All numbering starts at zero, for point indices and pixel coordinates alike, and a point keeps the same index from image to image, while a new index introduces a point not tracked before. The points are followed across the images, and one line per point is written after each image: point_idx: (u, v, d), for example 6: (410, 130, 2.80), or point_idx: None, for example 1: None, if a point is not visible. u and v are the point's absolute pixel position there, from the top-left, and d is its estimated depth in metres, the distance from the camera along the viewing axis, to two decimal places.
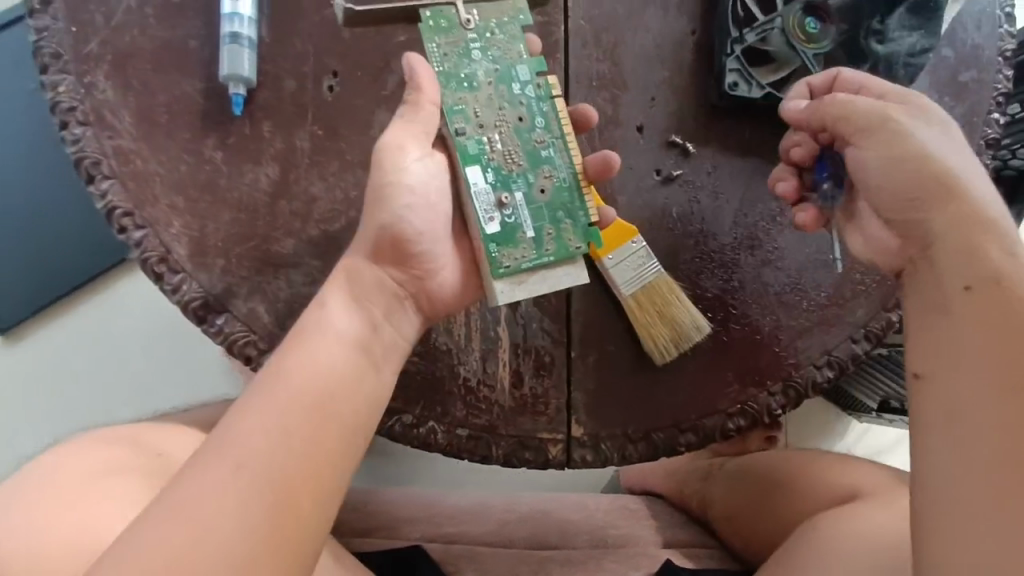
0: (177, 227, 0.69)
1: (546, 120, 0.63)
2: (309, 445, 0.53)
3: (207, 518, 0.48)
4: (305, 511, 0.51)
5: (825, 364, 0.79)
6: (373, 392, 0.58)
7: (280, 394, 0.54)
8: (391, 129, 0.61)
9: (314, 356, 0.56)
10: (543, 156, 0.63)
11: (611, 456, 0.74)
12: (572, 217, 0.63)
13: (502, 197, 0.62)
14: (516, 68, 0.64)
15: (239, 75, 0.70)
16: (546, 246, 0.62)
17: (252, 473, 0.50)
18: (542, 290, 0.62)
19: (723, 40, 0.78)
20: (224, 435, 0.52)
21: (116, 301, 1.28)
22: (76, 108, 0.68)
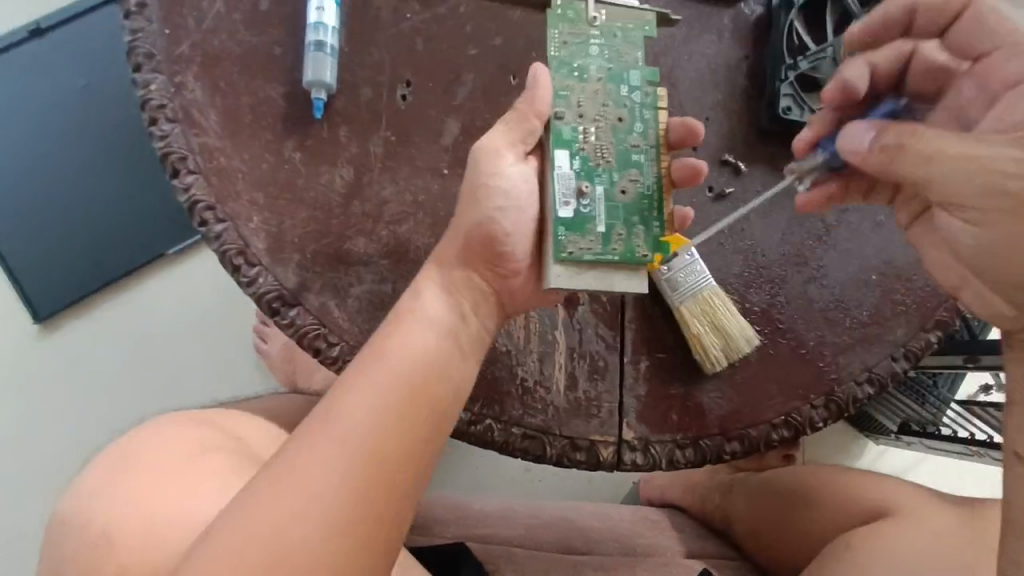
0: (256, 222, 0.72)
1: (645, 127, 0.67)
2: (406, 427, 0.57)
3: (316, 487, 0.52)
4: (401, 483, 0.56)
5: (866, 380, 0.81)
6: (460, 381, 0.62)
7: (381, 375, 0.58)
8: (495, 130, 0.65)
9: (412, 343, 0.60)
10: (634, 159, 0.67)
11: (660, 461, 0.76)
12: (646, 224, 0.66)
13: (582, 186, 0.65)
14: (630, 71, 0.68)
15: (322, 81, 0.73)
16: (613, 244, 0.65)
17: (357, 447, 0.54)
18: (596, 285, 0.65)
19: (777, 66, 0.82)
20: (329, 411, 0.56)
21: (154, 295, 1.29)
22: (166, 105, 0.72)
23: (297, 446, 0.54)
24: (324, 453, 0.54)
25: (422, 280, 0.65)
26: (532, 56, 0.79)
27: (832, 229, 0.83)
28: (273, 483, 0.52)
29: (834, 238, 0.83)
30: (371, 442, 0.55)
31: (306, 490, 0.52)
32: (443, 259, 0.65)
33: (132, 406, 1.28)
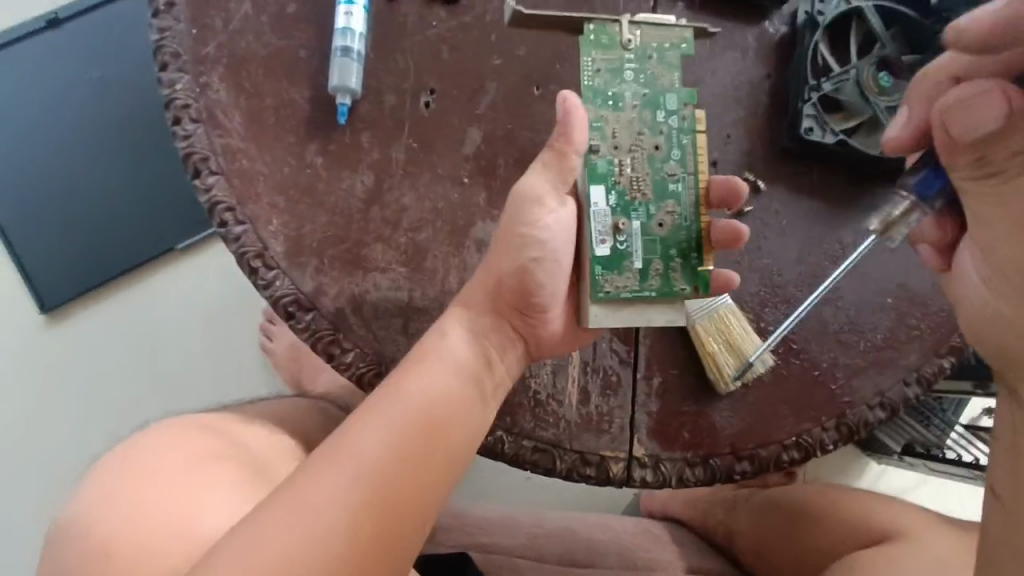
0: (275, 225, 0.72)
1: (682, 154, 0.67)
2: (419, 468, 0.58)
3: (323, 522, 0.53)
4: (405, 523, 0.56)
5: (878, 404, 0.81)
6: (476, 425, 0.64)
7: (400, 412, 0.59)
8: (533, 173, 0.65)
9: (435, 383, 0.62)
10: (671, 190, 0.67)
11: (670, 478, 0.76)
12: (685, 259, 0.67)
13: (619, 222, 0.66)
14: (665, 96, 0.67)
15: (347, 86, 0.73)
16: (649, 281, 0.67)
17: (369, 483, 0.55)
18: (636, 321, 0.67)
19: (800, 86, 0.81)
20: (345, 442, 0.57)
21: (162, 293, 1.30)
22: (190, 105, 0.72)
23: (309, 473, 0.55)
24: (336, 486, 0.54)
25: (447, 318, 0.67)
26: (556, 68, 0.79)
27: (850, 250, 0.83)
28: (281, 512, 0.53)
29: (852, 259, 0.82)
30: (383, 481, 0.56)
31: (313, 523, 0.53)
32: (468, 299, 0.67)
33: (137, 403, 1.29)
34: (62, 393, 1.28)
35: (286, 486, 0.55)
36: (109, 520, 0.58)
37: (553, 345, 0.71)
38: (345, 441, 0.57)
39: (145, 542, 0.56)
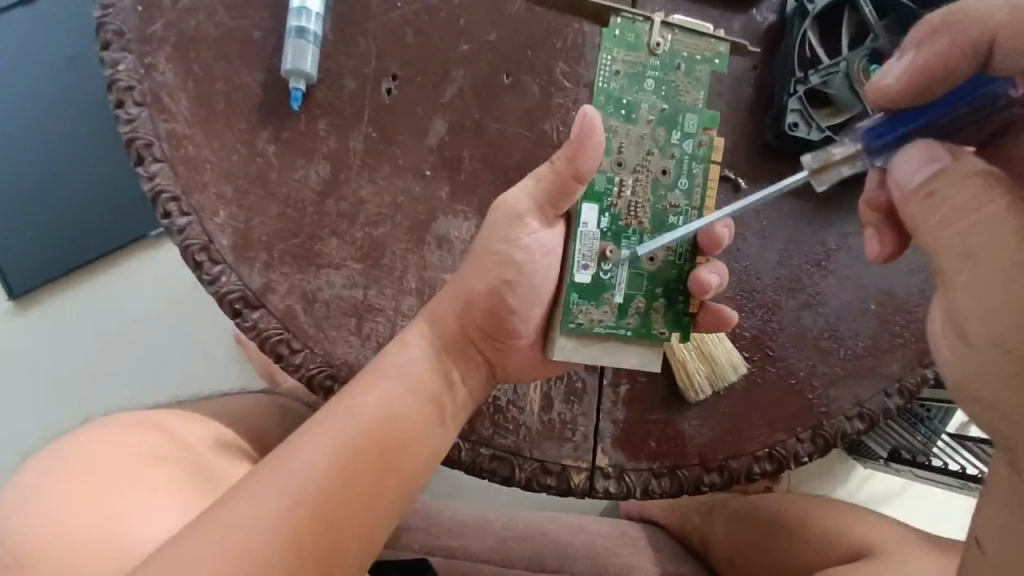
0: (222, 217, 0.68)
1: (689, 184, 0.64)
2: (363, 495, 0.54)
3: (251, 551, 0.48)
4: (344, 552, 0.52)
5: (856, 416, 0.77)
6: (432, 447, 0.60)
7: (352, 430, 0.55)
8: (522, 189, 0.61)
9: (391, 401, 0.58)
10: (670, 222, 0.64)
11: (635, 489, 0.73)
12: (671, 300, 0.64)
13: (606, 249, 0.63)
14: (686, 115, 0.63)
15: (302, 71, 0.69)
16: (628, 318, 0.63)
17: (305, 508, 0.51)
18: (604, 358, 0.64)
19: (786, 78, 0.77)
20: (289, 460, 0.53)
21: (135, 275, 1.21)
22: (133, 87, 0.68)
23: (246, 493, 0.51)
24: (274, 510, 0.50)
25: (409, 329, 0.63)
26: (527, 55, 0.75)
27: (832, 254, 0.79)
28: (209, 537, 0.48)
29: (834, 263, 0.78)
30: (326, 506, 0.52)
31: (245, 551, 0.48)
32: (434, 314, 0.64)
33: (92, 397, 1.21)
34: (12, 380, 1.20)
35: (218, 506, 0.50)
36: (28, 527, 0.53)
37: (518, 369, 0.68)
38: (282, 459, 0.53)
39: (70, 553, 0.52)
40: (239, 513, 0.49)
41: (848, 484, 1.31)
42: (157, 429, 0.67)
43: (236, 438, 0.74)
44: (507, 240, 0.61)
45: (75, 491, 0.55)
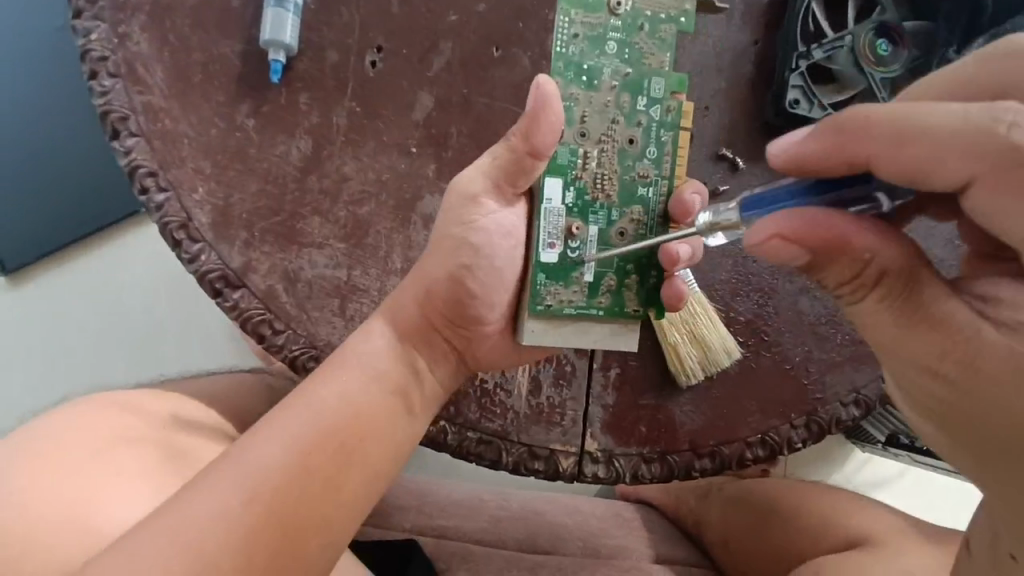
0: (201, 193, 0.66)
1: (659, 152, 0.61)
2: (327, 488, 0.53)
3: (208, 547, 0.48)
4: (308, 543, 0.52)
5: (852, 402, 0.75)
6: (398, 437, 0.59)
7: (313, 424, 0.54)
8: (475, 172, 0.59)
9: (351, 394, 0.57)
10: (639, 193, 0.61)
11: (624, 474, 0.72)
12: (643, 276, 0.62)
13: (573, 226, 0.60)
14: (651, 79, 0.60)
15: (281, 42, 0.66)
16: (598, 297, 0.61)
17: (265, 502, 0.50)
18: (574, 339, 0.62)
19: (788, 53, 0.74)
20: (244, 455, 0.52)
21: (121, 252, 1.15)
22: (108, 58, 0.65)
23: (200, 488, 0.50)
24: (227, 506, 0.49)
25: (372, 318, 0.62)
26: (518, 26, 0.71)
27: None
28: (161, 534, 0.47)
29: None
30: (283, 501, 0.51)
31: (197, 547, 0.47)
32: (395, 302, 0.62)
33: (79, 375, 1.14)
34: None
35: (172, 501, 0.49)
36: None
37: (489, 357, 0.66)
38: (242, 453, 0.52)
39: (40, 538, 0.52)
40: (197, 507, 0.48)
41: (844, 468, 1.30)
42: (134, 413, 0.66)
43: (219, 421, 0.73)
44: (461, 223, 0.60)
45: (46, 470, 0.55)
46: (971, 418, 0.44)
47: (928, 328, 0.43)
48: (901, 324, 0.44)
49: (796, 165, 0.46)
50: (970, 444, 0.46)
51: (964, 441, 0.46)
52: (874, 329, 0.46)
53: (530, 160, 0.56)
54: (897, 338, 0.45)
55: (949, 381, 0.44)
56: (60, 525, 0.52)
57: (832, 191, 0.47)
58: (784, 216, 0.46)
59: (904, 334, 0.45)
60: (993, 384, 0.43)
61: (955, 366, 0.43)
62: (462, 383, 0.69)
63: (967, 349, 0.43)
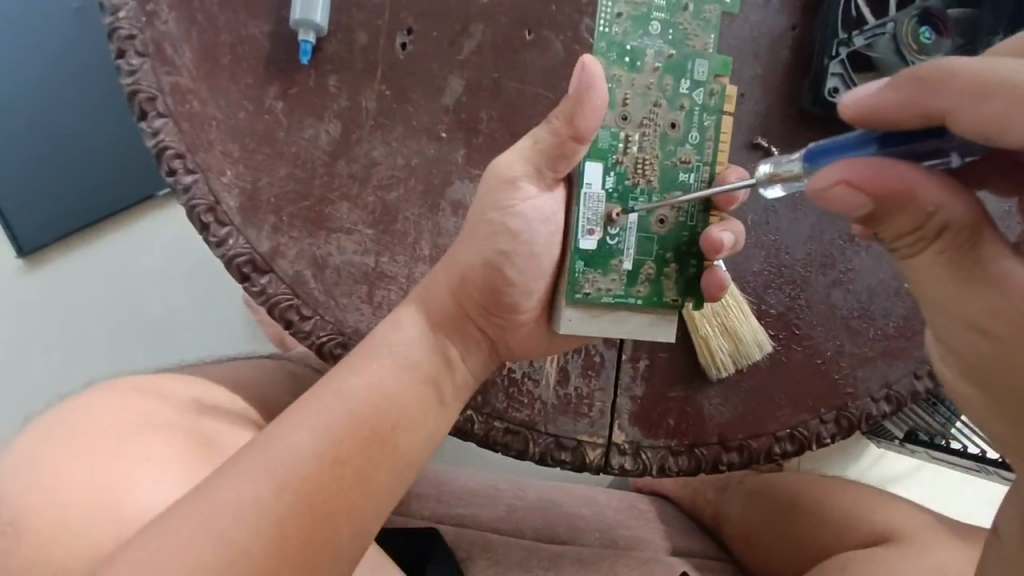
0: (230, 176, 0.65)
1: (701, 137, 0.60)
2: (357, 476, 0.52)
3: (240, 534, 0.47)
4: (337, 532, 0.51)
5: (883, 398, 0.74)
6: (428, 425, 0.58)
7: (343, 411, 0.54)
8: (512, 158, 0.58)
9: (382, 383, 0.56)
10: (680, 179, 0.60)
11: (651, 467, 0.71)
12: (681, 264, 0.61)
13: (613, 212, 0.59)
14: (695, 62, 0.59)
15: (311, 22, 0.65)
16: (637, 285, 0.60)
17: (296, 490, 0.50)
18: (611, 328, 0.61)
19: (827, 39, 0.72)
20: (275, 443, 0.51)
21: (140, 236, 1.14)
22: (135, 37, 0.64)
23: (231, 476, 0.49)
24: (258, 494, 0.48)
25: (402, 307, 0.61)
26: (551, 10, 0.70)
27: None
28: (193, 522, 0.47)
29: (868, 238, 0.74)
30: (314, 489, 0.50)
31: (229, 535, 0.47)
32: (426, 289, 0.61)
33: (96, 359, 1.14)
34: (11, 338, 1.13)
35: (202, 488, 0.49)
36: (26, 490, 0.53)
37: (522, 346, 0.65)
38: (272, 439, 0.52)
39: (72, 523, 0.52)
40: (228, 495, 0.48)
41: (859, 462, 1.29)
42: (161, 398, 0.66)
43: (243, 406, 0.73)
44: (498, 208, 0.58)
45: (74, 454, 0.55)
46: (1014, 380, 0.42)
47: (983, 284, 0.41)
48: (955, 279, 0.42)
49: (868, 116, 0.43)
50: (1006, 403, 0.44)
51: (1001, 401, 0.44)
52: (924, 283, 0.43)
53: (572, 145, 0.55)
54: (946, 293, 0.42)
55: (995, 339, 0.42)
56: (88, 511, 0.52)
57: (903, 143, 0.44)
58: (851, 164, 0.43)
59: (957, 290, 0.42)
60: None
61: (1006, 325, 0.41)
62: (491, 371, 0.68)
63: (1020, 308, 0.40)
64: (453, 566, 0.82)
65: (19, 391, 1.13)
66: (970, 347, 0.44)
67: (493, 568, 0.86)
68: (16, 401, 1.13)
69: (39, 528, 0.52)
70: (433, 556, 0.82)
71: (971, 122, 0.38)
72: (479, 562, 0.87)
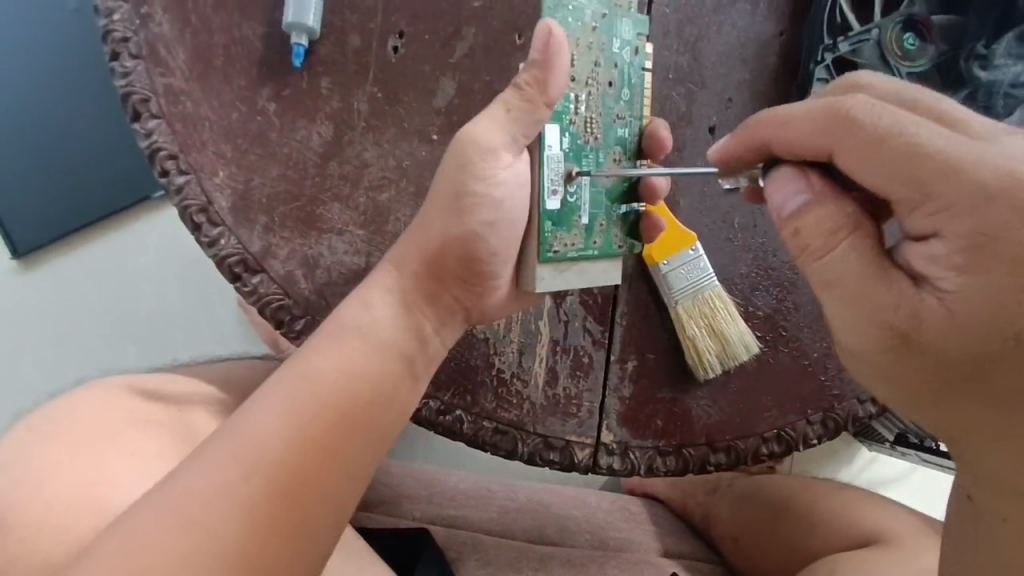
0: (222, 176, 0.66)
1: (630, 94, 0.64)
2: (329, 456, 0.53)
3: (210, 518, 0.47)
4: (313, 513, 0.51)
5: (870, 399, 0.75)
6: (400, 401, 0.59)
7: (310, 389, 0.54)
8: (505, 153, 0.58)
9: (349, 360, 0.57)
10: (617, 133, 0.64)
11: (639, 467, 0.72)
12: (626, 212, 0.65)
13: (571, 170, 0.62)
14: (623, 22, 0.62)
15: (304, 25, 0.66)
16: (593, 237, 0.63)
17: (266, 472, 0.50)
18: (578, 281, 0.63)
19: (814, 45, 0.73)
20: (242, 426, 0.52)
21: (134, 235, 1.14)
22: (129, 39, 0.65)
23: (203, 461, 0.50)
24: (229, 478, 0.49)
25: (371, 286, 0.61)
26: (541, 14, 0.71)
27: None
28: (163, 507, 0.47)
29: None
30: (284, 470, 0.50)
31: (200, 521, 0.47)
32: (416, 287, 0.61)
33: (88, 358, 1.14)
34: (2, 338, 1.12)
35: (175, 477, 0.49)
36: (13, 487, 0.53)
37: None
38: (240, 423, 0.52)
39: (58, 521, 0.52)
40: (197, 479, 0.48)
41: (851, 466, 1.29)
42: (149, 395, 0.66)
43: (234, 405, 0.73)
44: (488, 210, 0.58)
45: (63, 451, 0.55)
46: (924, 356, 0.48)
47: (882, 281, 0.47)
48: (864, 278, 0.47)
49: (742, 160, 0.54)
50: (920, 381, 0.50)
51: (907, 387, 0.51)
52: (841, 285, 0.48)
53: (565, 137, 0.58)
54: (854, 294, 0.48)
55: (896, 334, 0.48)
56: (75, 510, 0.52)
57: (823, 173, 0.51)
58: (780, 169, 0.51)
59: (863, 289, 0.48)
60: (933, 334, 0.47)
61: (905, 320, 0.47)
62: (465, 346, 0.68)
63: (910, 304, 0.47)
64: (441, 565, 0.82)
65: (9, 390, 1.13)
66: (883, 345, 0.49)
67: (483, 568, 0.86)
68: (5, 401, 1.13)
69: (25, 526, 0.52)
70: (422, 557, 0.82)
71: (780, 144, 0.50)
72: (470, 562, 0.87)
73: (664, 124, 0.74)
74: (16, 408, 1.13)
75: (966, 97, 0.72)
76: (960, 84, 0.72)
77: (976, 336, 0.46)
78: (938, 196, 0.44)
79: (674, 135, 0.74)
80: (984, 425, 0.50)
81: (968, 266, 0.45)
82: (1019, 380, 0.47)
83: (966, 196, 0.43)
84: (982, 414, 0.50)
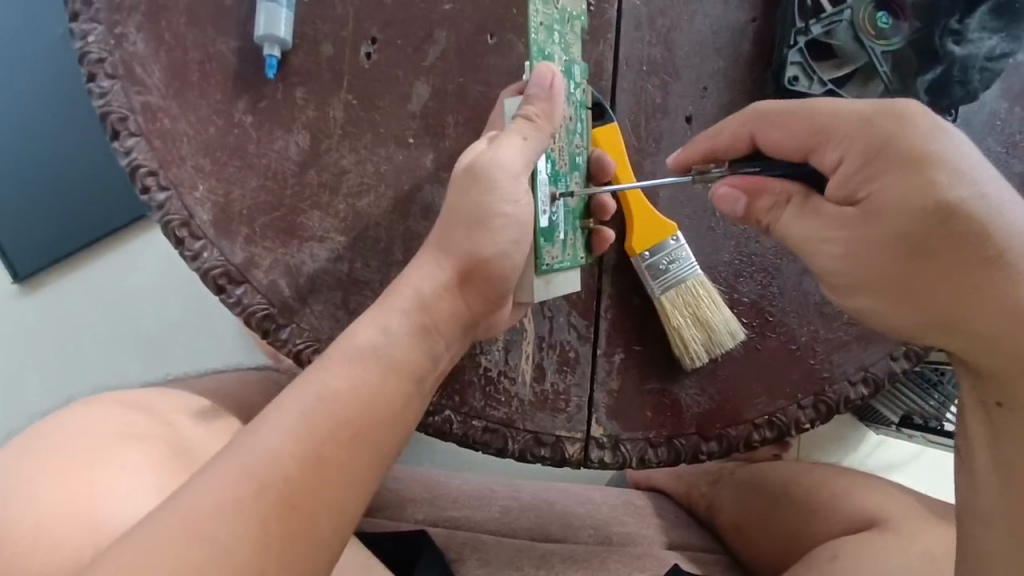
0: (202, 190, 0.67)
1: (583, 127, 0.68)
2: (341, 472, 0.53)
3: (220, 535, 0.47)
4: (320, 526, 0.51)
5: (861, 380, 0.74)
6: (411, 416, 0.60)
7: (322, 411, 0.54)
8: (490, 157, 0.60)
9: (363, 380, 0.56)
10: (578, 160, 0.68)
11: (631, 459, 0.72)
12: (586, 227, 0.70)
13: (553, 192, 0.65)
14: (576, 67, 0.67)
15: (275, 37, 0.67)
16: (571, 250, 0.67)
17: (278, 489, 0.50)
18: (565, 290, 0.68)
19: (786, 30, 0.72)
20: (253, 444, 0.51)
21: (131, 254, 1.16)
22: (105, 59, 0.66)
23: (213, 474, 0.49)
24: (238, 490, 0.49)
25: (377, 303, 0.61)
26: (512, 13, 0.71)
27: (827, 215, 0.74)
28: (170, 518, 0.47)
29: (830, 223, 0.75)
30: (302, 484, 0.51)
31: (210, 534, 0.47)
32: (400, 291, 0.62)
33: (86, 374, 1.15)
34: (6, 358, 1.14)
35: (180, 490, 0.49)
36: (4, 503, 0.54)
37: None
38: (248, 441, 0.51)
39: (49, 535, 0.52)
40: (202, 494, 0.48)
41: (857, 451, 1.28)
42: (144, 409, 0.67)
43: (226, 416, 0.74)
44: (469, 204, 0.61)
45: (56, 467, 0.56)
46: (866, 261, 0.55)
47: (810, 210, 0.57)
48: (799, 211, 0.57)
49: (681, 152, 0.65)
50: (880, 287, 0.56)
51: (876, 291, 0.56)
52: (791, 228, 0.58)
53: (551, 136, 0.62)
54: (794, 227, 0.58)
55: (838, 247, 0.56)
56: (67, 524, 0.53)
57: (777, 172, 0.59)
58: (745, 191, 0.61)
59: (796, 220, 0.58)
60: (861, 233, 0.54)
61: (844, 231, 0.55)
62: (459, 360, 0.69)
63: (835, 217, 0.55)
64: (442, 564, 0.83)
65: (11, 409, 1.14)
66: (833, 260, 0.57)
67: (483, 568, 0.86)
68: (6, 420, 1.14)
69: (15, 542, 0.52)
70: (422, 557, 0.83)
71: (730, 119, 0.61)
72: (470, 562, 0.87)
73: (640, 117, 0.75)
74: (13, 425, 1.14)
75: (942, 72, 0.70)
76: (936, 61, 0.71)
77: (901, 219, 0.52)
78: (830, 134, 0.54)
79: (651, 126, 0.75)
80: (983, 304, 0.53)
81: (869, 171, 0.53)
82: (965, 248, 0.52)
83: (847, 132, 0.54)
84: (964, 296, 0.53)
